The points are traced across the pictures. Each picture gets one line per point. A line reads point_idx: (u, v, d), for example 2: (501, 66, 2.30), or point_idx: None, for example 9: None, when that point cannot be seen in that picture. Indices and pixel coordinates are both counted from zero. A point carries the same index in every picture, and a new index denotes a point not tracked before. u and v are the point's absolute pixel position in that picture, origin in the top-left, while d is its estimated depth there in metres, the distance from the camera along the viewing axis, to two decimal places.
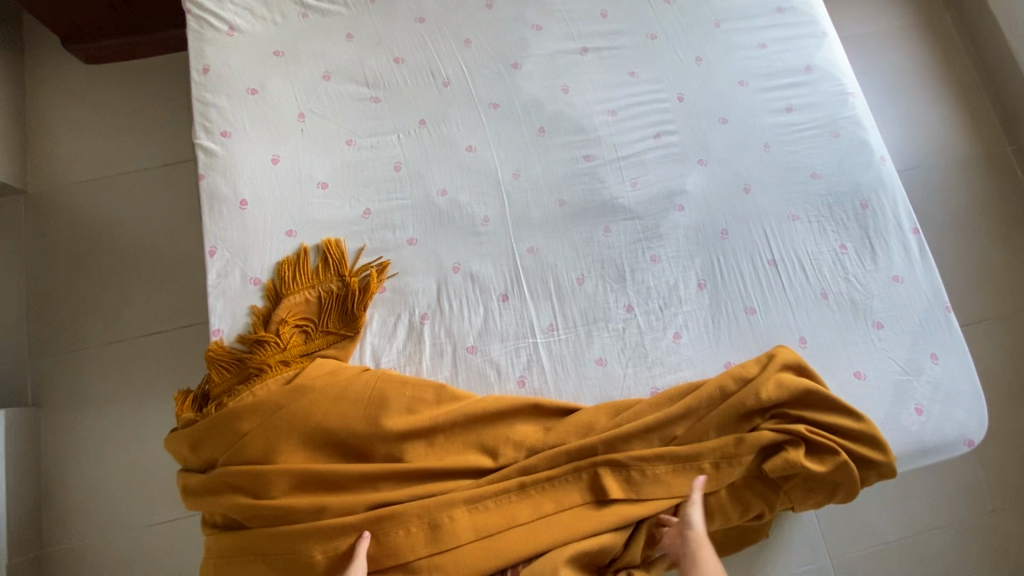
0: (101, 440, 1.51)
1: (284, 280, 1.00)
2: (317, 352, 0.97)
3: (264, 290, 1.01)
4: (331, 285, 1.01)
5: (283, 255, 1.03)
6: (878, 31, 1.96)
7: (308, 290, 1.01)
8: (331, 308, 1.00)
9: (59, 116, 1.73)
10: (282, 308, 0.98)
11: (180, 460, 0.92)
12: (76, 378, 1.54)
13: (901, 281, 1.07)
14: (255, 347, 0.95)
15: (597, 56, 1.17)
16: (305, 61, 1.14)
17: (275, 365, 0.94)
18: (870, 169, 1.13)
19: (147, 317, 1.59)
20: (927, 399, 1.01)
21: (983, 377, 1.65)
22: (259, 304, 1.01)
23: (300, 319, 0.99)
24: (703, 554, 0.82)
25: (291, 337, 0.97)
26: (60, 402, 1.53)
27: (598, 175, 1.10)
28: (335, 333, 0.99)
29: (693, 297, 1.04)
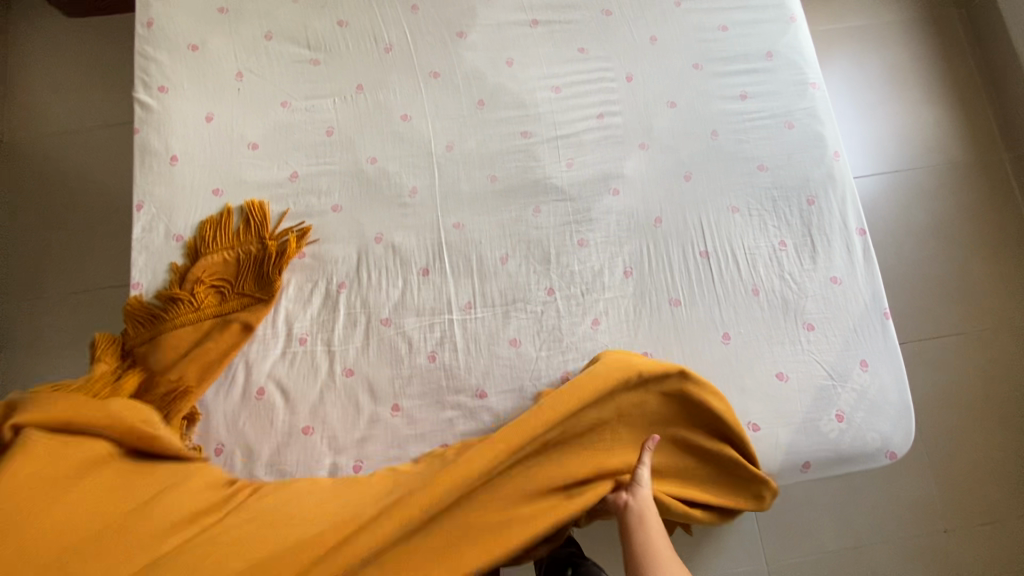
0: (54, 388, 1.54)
1: (204, 239, 1.00)
2: (230, 313, 0.99)
3: (185, 247, 1.01)
4: (251, 246, 1.02)
5: (207, 214, 1.03)
6: (879, 25, 1.86)
7: (227, 251, 1.01)
8: (249, 271, 1.01)
9: (38, 67, 1.75)
10: (199, 267, 0.99)
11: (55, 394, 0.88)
12: (34, 325, 1.57)
13: (839, 283, 1.03)
14: (169, 306, 0.97)
15: (546, 29, 1.13)
16: (249, 19, 1.13)
17: (189, 322, 0.97)
18: (823, 164, 1.08)
19: (106, 269, 1.61)
20: (849, 407, 0.97)
21: (950, 392, 1.58)
22: (179, 259, 1.01)
23: (217, 280, 1.00)
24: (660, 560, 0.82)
25: (206, 297, 0.99)
26: (17, 347, 1.56)
27: (534, 153, 1.07)
28: (250, 295, 1.00)
29: (617, 284, 1.01)
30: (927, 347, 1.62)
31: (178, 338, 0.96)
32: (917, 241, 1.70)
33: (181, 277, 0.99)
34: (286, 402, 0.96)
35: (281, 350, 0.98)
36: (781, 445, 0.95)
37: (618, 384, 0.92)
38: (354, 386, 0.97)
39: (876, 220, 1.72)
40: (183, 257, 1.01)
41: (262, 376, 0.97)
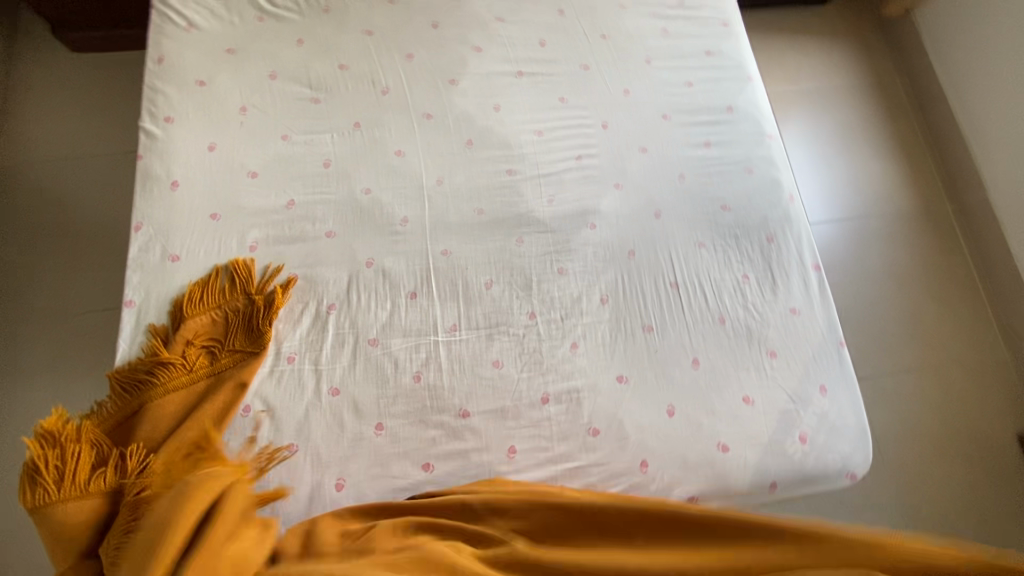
0: (23, 411, 1.50)
1: (190, 299, 1.02)
2: (222, 372, 1.00)
3: (170, 307, 1.02)
4: (240, 298, 1.04)
5: (198, 274, 1.05)
6: (830, 89, 2.06)
7: (214, 310, 1.03)
8: (238, 327, 1.03)
9: (38, 97, 1.80)
10: (186, 328, 1.00)
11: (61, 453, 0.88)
12: (10, 347, 1.55)
13: (798, 313, 1.11)
14: (156, 370, 0.97)
15: (531, 79, 1.24)
16: (255, 60, 1.21)
17: (181, 385, 0.97)
18: (779, 206, 1.19)
19: (90, 293, 1.61)
20: (811, 429, 1.03)
21: (911, 426, 1.66)
22: (165, 319, 1.02)
23: (206, 340, 1.01)
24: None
25: (197, 357, 1.00)
26: None
27: (518, 188, 1.15)
28: (241, 351, 1.01)
29: (594, 310, 1.08)
30: (886, 382, 1.70)
31: (171, 402, 0.96)
32: (873, 282, 1.82)
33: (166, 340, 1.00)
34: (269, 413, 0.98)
35: (268, 369, 1.01)
36: (749, 465, 1.00)
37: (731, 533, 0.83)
38: (339, 405, 0.99)
39: (835, 263, 1.84)
40: (165, 322, 1.02)
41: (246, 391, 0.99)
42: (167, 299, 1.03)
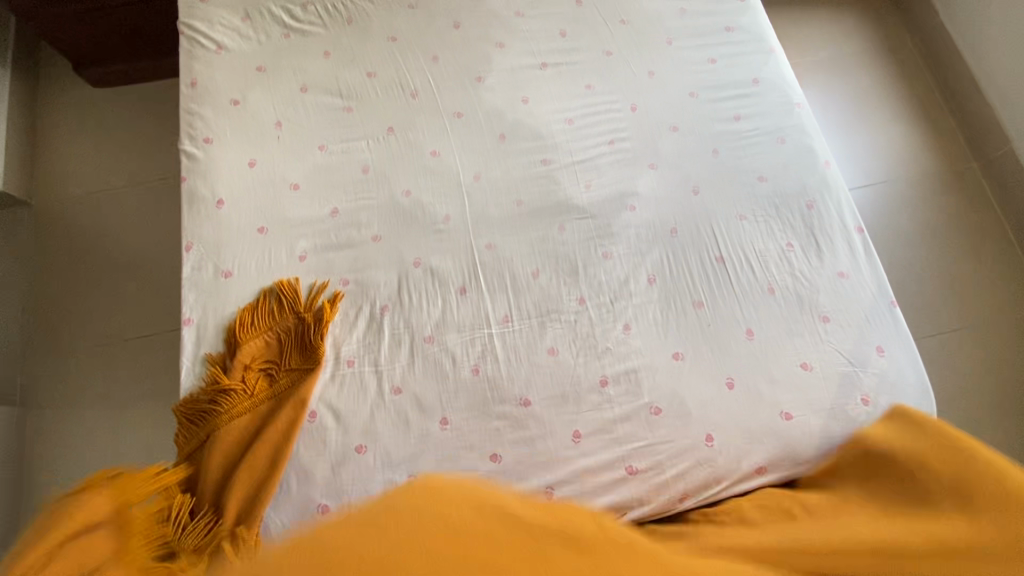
0: (85, 437, 1.55)
1: (242, 325, 1.03)
2: (281, 392, 1.00)
3: (224, 335, 1.03)
4: (293, 315, 1.05)
5: (250, 297, 1.06)
6: (842, 56, 2.06)
7: (265, 333, 1.04)
8: (291, 346, 1.04)
9: (67, 135, 1.84)
10: (242, 354, 1.01)
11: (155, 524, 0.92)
12: (65, 378, 1.60)
13: (846, 277, 1.11)
14: (220, 398, 0.98)
15: (555, 70, 1.25)
16: (285, 76, 1.24)
17: (245, 409, 0.99)
18: (816, 173, 1.19)
19: (133, 321, 1.65)
20: (873, 390, 1.03)
21: (958, 384, 1.64)
22: (220, 347, 1.03)
23: (262, 363, 1.02)
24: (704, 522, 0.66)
25: (256, 381, 1.01)
26: (48, 400, 1.58)
27: (554, 177, 1.16)
28: (297, 368, 1.02)
29: (643, 291, 1.09)
30: (930, 344, 1.69)
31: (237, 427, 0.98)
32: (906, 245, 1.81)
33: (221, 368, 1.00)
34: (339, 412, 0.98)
35: (329, 374, 1.02)
36: (815, 431, 1.00)
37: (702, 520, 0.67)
38: (403, 403, 1.00)
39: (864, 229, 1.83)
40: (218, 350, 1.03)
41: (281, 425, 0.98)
42: (223, 316, 1.05)
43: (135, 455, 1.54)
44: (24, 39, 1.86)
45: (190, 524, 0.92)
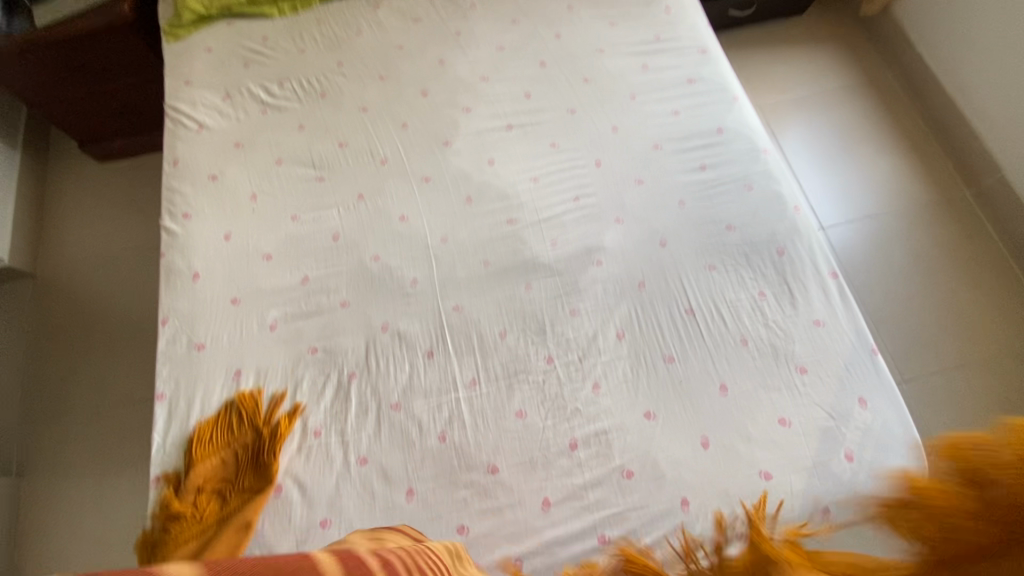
0: (74, 507, 1.55)
1: (198, 442, 1.00)
2: (231, 517, 0.96)
3: (181, 449, 1.01)
4: (259, 392, 1.05)
5: (211, 404, 1.05)
6: (821, 92, 2.07)
7: (222, 451, 1.01)
8: (246, 465, 1.00)
9: (71, 208, 1.93)
10: (196, 473, 0.98)
11: None
12: (59, 446, 1.62)
13: (823, 325, 1.08)
14: (169, 523, 0.94)
15: (521, 130, 1.28)
16: (262, 150, 1.29)
17: (193, 537, 0.93)
18: (786, 219, 1.18)
19: (126, 387, 1.67)
20: (857, 445, 0.98)
21: (969, 423, 1.56)
22: (176, 464, 1.00)
23: (216, 484, 0.99)
24: None
25: (209, 504, 0.96)
26: (42, 469, 1.59)
27: (520, 236, 1.17)
28: (250, 490, 0.98)
29: (612, 347, 1.07)
30: (934, 381, 1.61)
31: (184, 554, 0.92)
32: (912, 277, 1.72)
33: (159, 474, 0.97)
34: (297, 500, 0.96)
35: (296, 447, 1.01)
36: (797, 492, 0.95)
37: None
38: (368, 474, 0.99)
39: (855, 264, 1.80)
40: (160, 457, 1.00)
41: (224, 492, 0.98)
42: (193, 392, 1.06)
43: (122, 525, 1.53)
44: (34, 123, 1.99)
45: None
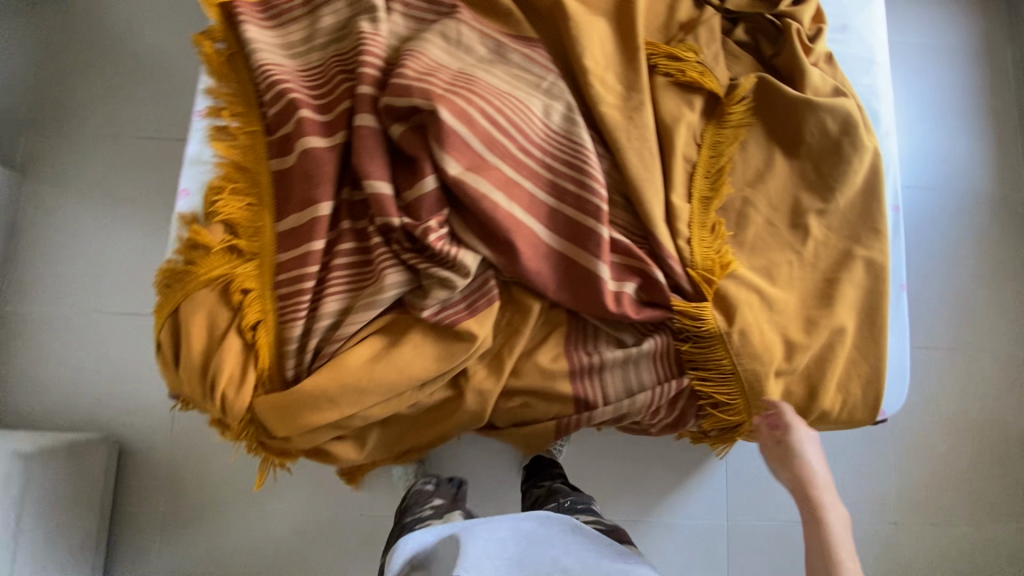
0: (67, 242, 1.39)
1: (232, 145, 0.91)
2: (260, 229, 0.87)
3: (196, 189, 0.90)
4: (252, 120, 0.92)
5: (208, 132, 0.92)
6: None
7: (244, 150, 0.91)
8: (268, 181, 0.89)
9: None
10: (228, 180, 0.89)
11: (181, 324, 0.83)
12: (63, 165, 1.43)
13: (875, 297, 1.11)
14: (202, 243, 0.85)
15: None
16: None
17: (228, 254, 0.86)
18: (897, 184, 1.06)
19: (144, 134, 1.45)
20: (893, 405, 0.96)
21: (988, 472, 1.50)
22: (190, 188, 0.90)
23: (242, 196, 0.89)
24: (569, 262, 0.88)
25: (236, 214, 0.87)
26: (45, 185, 1.42)
27: None
28: (263, 210, 0.88)
29: None
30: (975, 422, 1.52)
31: (212, 272, 0.84)
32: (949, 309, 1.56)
33: (226, 57, 0.95)
34: (310, 269, 0.85)
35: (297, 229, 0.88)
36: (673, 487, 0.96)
37: (577, 289, 0.87)
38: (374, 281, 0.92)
39: (913, 286, 1.56)
40: None
41: (255, 35, 0.94)
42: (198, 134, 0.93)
43: (112, 272, 1.39)
44: None
45: (213, 318, 0.83)
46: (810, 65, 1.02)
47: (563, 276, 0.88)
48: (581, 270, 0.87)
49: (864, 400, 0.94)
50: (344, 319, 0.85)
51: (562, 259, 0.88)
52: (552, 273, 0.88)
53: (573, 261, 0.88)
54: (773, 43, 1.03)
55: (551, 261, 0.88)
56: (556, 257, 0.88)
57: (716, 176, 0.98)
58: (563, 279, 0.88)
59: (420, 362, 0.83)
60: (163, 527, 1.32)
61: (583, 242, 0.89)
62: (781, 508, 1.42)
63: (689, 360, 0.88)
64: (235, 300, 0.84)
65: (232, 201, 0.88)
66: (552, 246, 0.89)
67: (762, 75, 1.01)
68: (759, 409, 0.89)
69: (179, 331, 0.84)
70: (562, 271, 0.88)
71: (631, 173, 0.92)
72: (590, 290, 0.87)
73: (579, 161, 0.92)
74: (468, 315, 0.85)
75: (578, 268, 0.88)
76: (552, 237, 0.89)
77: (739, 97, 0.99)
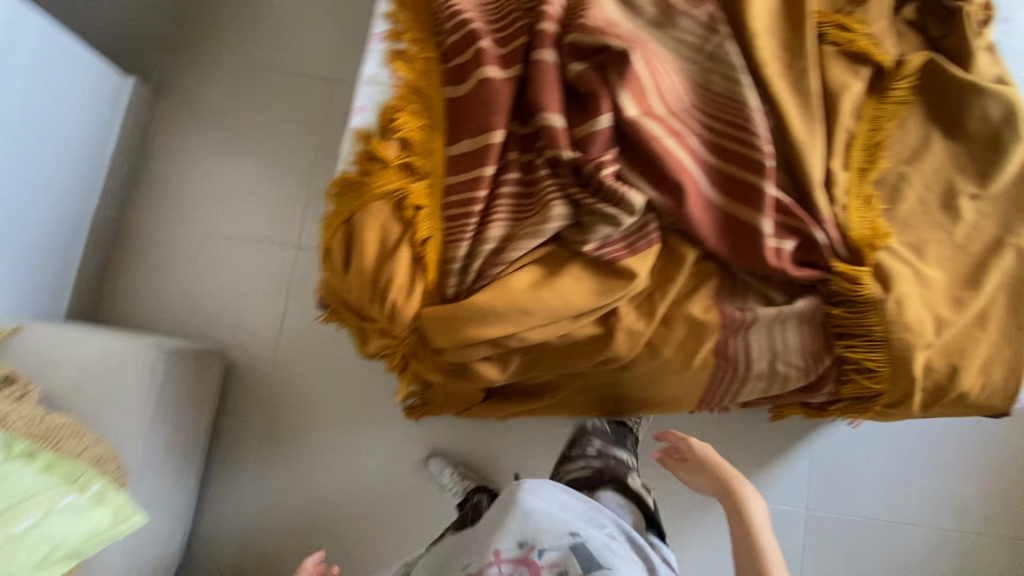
0: (193, 162, 1.43)
1: (409, 68, 0.93)
2: (432, 152, 0.90)
3: (371, 108, 0.93)
4: (429, 48, 0.95)
5: (385, 53, 0.94)
6: None
7: (420, 75, 0.93)
8: (442, 108, 0.92)
9: None
10: (404, 100, 0.92)
11: (355, 233, 0.86)
12: (193, 87, 1.45)
13: None
14: (379, 158, 0.88)
15: None
16: None
17: (402, 172, 0.89)
18: None
19: (275, 66, 1.46)
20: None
21: None
22: (365, 106, 0.93)
23: (416, 118, 0.91)
24: (731, 214, 0.89)
25: (411, 134, 0.90)
26: (176, 104, 1.45)
27: None
28: (435, 135, 0.91)
29: None
30: None
31: (387, 186, 0.87)
32: None
33: None
34: (480, 194, 0.88)
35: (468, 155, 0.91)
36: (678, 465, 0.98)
37: (736, 241, 0.88)
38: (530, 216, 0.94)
39: None
40: None
41: None
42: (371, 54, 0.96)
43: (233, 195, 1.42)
44: None
45: (386, 230, 0.86)
46: (978, 49, 1.01)
47: (723, 226, 0.89)
48: (742, 222, 0.88)
49: (1001, 386, 0.94)
50: (507, 245, 0.87)
51: (724, 210, 0.89)
52: (713, 223, 0.89)
53: (735, 213, 0.89)
54: (940, 25, 1.02)
55: (712, 211, 0.89)
56: (717, 208, 0.89)
57: (874, 150, 0.97)
58: (723, 230, 0.89)
59: (581, 294, 0.85)
60: (259, 448, 1.35)
61: (745, 195, 0.89)
62: (862, 502, 1.41)
63: (838, 325, 0.89)
64: (406, 215, 0.87)
65: (408, 121, 0.90)
66: (713, 197, 0.90)
67: (930, 55, 1.00)
68: (902, 381, 0.89)
69: (351, 239, 0.87)
70: (722, 222, 0.89)
71: (795, 136, 0.93)
72: (750, 243, 0.87)
73: (746, 116, 0.92)
74: (629, 253, 0.86)
75: (739, 221, 0.88)
76: (715, 188, 0.90)
77: (905, 74, 0.99)
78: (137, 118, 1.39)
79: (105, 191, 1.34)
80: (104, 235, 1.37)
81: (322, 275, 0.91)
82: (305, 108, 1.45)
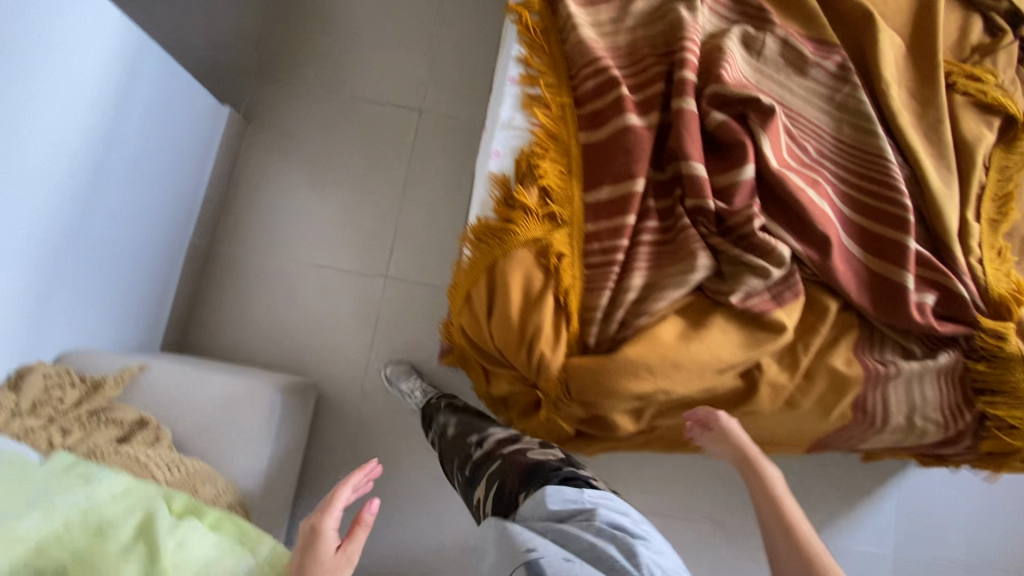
0: (280, 189, 1.42)
1: (545, 113, 0.93)
2: (570, 198, 0.90)
3: (507, 153, 0.92)
4: (563, 93, 0.95)
5: (519, 98, 0.94)
6: None
7: (556, 121, 0.93)
8: (578, 154, 0.92)
9: None
10: (541, 146, 0.91)
11: (499, 281, 0.85)
12: (282, 114, 1.45)
13: None
14: (521, 205, 0.88)
15: None
16: None
17: (543, 219, 0.88)
18: None
19: (363, 94, 1.46)
20: None
21: None
22: (500, 151, 0.93)
23: (554, 164, 0.91)
24: (870, 267, 0.89)
25: (551, 180, 0.90)
26: (264, 131, 1.45)
27: None
28: (573, 181, 0.91)
29: None
30: None
31: (530, 234, 0.87)
32: None
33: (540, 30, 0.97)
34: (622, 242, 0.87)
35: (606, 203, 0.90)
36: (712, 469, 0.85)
37: (878, 295, 0.88)
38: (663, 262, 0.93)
39: None
40: None
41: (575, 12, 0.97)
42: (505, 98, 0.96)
43: (320, 223, 1.41)
44: None
45: (530, 278, 0.85)
46: None
47: (863, 278, 0.89)
48: (884, 276, 0.89)
49: None
50: (650, 295, 0.86)
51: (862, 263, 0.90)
52: (854, 275, 0.89)
53: (874, 266, 0.89)
54: None
55: (852, 263, 0.89)
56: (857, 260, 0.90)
57: (1004, 200, 0.97)
58: (863, 283, 0.89)
59: (728, 347, 0.84)
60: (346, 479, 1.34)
61: (884, 250, 0.90)
62: (949, 544, 1.39)
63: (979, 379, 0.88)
64: (550, 264, 0.86)
65: (548, 168, 0.90)
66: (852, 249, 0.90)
67: None
68: None
69: (494, 287, 0.86)
70: (862, 275, 0.89)
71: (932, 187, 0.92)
72: (894, 297, 0.87)
73: (881, 169, 0.92)
74: (776, 306, 0.85)
75: (879, 274, 0.89)
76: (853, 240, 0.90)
77: None
78: (229, 146, 1.39)
79: (199, 220, 1.34)
80: (195, 262, 1.36)
81: (457, 318, 0.91)
82: (392, 136, 1.45)
